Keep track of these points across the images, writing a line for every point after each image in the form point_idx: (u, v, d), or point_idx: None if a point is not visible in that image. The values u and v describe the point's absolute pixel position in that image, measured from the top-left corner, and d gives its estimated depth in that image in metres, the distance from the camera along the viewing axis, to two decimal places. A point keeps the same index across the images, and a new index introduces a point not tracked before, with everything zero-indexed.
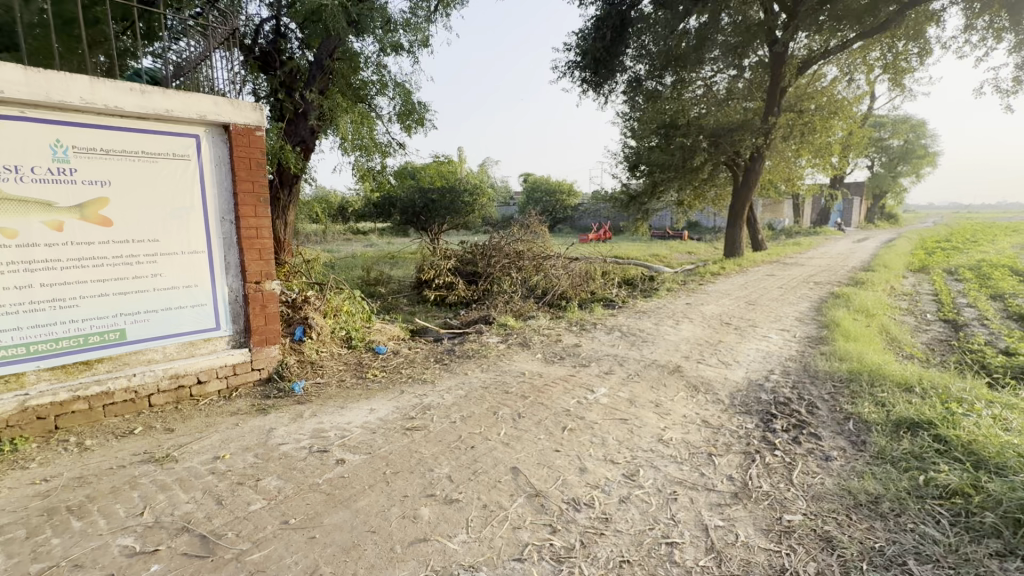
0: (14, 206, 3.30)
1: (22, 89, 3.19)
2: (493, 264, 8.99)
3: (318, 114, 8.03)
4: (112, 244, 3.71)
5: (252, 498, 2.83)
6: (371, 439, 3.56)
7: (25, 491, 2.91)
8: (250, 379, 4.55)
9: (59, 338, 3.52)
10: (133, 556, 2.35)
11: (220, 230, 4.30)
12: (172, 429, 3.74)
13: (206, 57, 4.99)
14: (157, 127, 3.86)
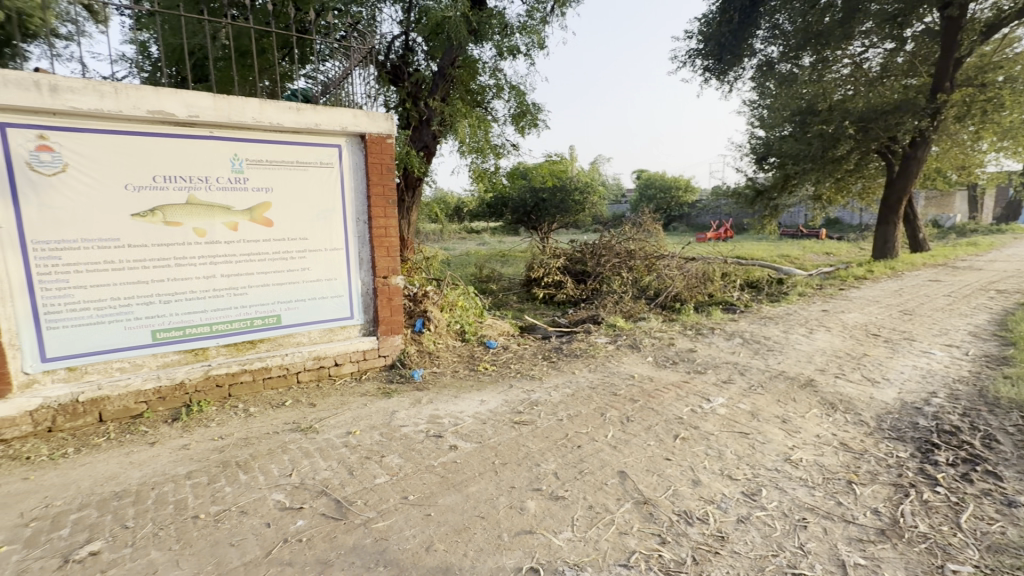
0: (204, 210, 4.00)
1: (212, 113, 3.89)
2: (603, 264, 8.85)
3: (440, 120, 8.59)
4: (273, 242, 4.33)
5: (377, 472, 3.12)
6: (482, 429, 3.73)
7: (208, 445, 3.54)
8: (377, 364, 5.01)
9: (232, 320, 4.21)
10: (284, 510, 2.73)
11: (356, 229, 4.79)
12: (315, 404, 4.27)
13: (347, 75, 5.62)
14: (309, 140, 4.42)
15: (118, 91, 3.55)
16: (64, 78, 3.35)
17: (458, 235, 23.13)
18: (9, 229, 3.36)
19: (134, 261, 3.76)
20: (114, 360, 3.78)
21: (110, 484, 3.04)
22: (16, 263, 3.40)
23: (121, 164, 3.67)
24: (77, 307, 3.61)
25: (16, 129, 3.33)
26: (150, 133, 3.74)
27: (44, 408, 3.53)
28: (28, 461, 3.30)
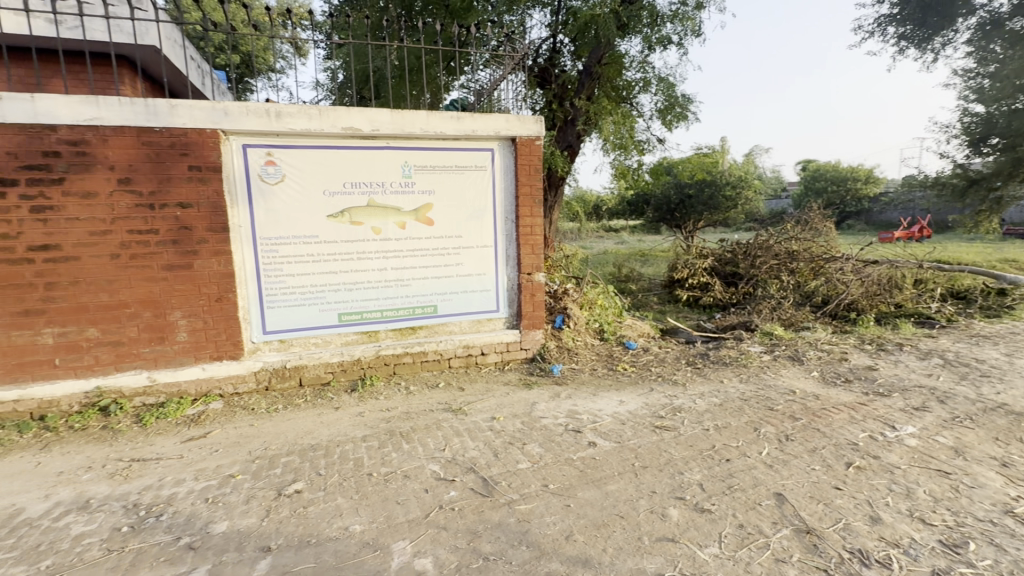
0: (380, 211, 4.61)
1: (389, 126, 4.45)
2: (759, 265, 8.05)
3: (585, 119, 8.61)
4: (433, 239, 4.81)
5: (520, 458, 3.29)
6: (621, 429, 3.69)
7: (378, 415, 4.08)
8: (518, 356, 5.26)
9: (398, 308, 4.78)
10: (439, 480, 3.04)
11: (504, 228, 5.08)
12: (463, 388, 4.66)
13: (500, 82, 5.96)
14: (466, 145, 4.80)
15: (322, 113, 4.27)
16: (286, 105, 4.14)
17: (597, 234, 23.00)
18: (246, 228, 4.26)
19: (328, 254, 4.50)
20: (311, 336, 4.58)
21: (307, 438, 3.69)
22: (249, 255, 4.30)
23: (322, 173, 4.41)
24: (288, 291, 4.44)
25: (252, 148, 4.20)
26: (342, 147, 4.42)
27: (263, 370, 4.42)
28: (253, 411, 4.16)
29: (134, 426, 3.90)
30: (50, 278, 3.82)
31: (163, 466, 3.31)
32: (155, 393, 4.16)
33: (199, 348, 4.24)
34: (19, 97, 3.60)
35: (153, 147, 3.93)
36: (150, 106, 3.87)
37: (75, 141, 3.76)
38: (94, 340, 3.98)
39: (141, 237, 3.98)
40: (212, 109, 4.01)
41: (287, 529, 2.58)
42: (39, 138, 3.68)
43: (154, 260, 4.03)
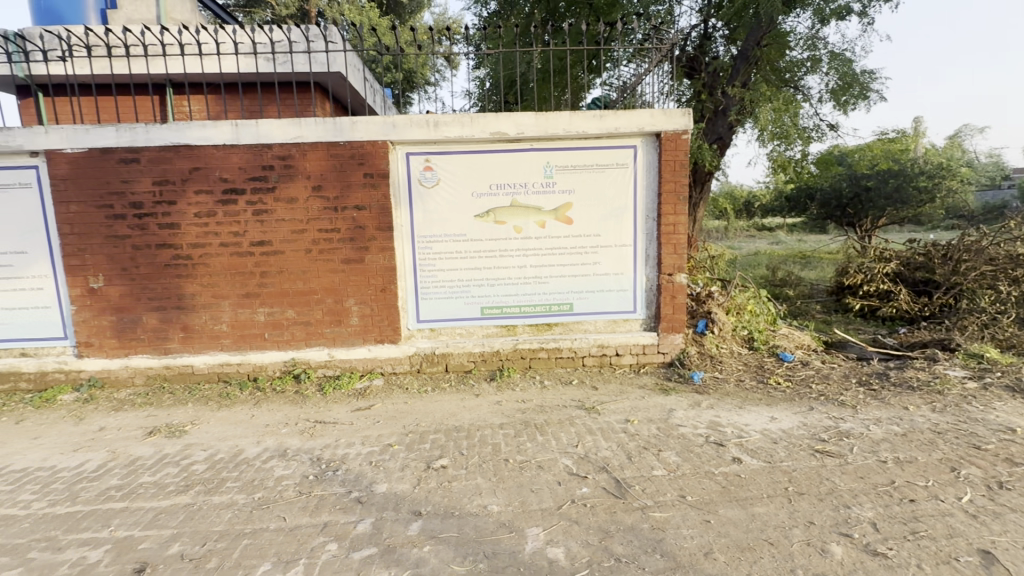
0: (522, 210, 4.81)
1: (533, 128, 4.61)
2: (964, 271, 6.58)
3: (739, 108, 7.89)
4: (571, 238, 4.87)
5: (655, 464, 3.19)
6: (772, 449, 3.35)
7: (514, 405, 4.28)
8: (655, 360, 5.07)
9: (536, 304, 4.95)
10: (571, 475, 3.09)
11: (644, 226, 4.94)
12: (597, 388, 4.64)
13: (645, 76, 5.77)
14: (608, 143, 4.76)
15: (473, 120, 4.59)
16: (443, 115, 4.54)
17: (746, 233, 20.86)
18: (407, 227, 4.79)
19: (474, 252, 4.84)
20: (457, 327, 4.97)
21: (451, 419, 4.02)
22: (409, 251, 4.83)
23: (471, 176, 4.75)
24: (439, 284, 4.88)
25: (414, 156, 4.70)
26: (490, 151, 4.71)
27: (416, 354, 4.93)
28: (407, 390, 4.68)
29: (318, 393, 4.65)
30: (263, 267, 4.75)
31: (338, 429, 3.90)
32: (333, 366, 4.90)
33: (366, 331, 4.89)
34: (248, 123, 4.52)
35: (338, 158, 4.62)
36: (336, 123, 4.55)
37: (283, 156, 4.59)
38: (292, 319, 4.83)
39: (327, 235, 4.72)
40: (383, 123, 4.58)
41: (435, 499, 2.86)
42: (259, 155, 4.58)
43: (335, 254, 4.75)
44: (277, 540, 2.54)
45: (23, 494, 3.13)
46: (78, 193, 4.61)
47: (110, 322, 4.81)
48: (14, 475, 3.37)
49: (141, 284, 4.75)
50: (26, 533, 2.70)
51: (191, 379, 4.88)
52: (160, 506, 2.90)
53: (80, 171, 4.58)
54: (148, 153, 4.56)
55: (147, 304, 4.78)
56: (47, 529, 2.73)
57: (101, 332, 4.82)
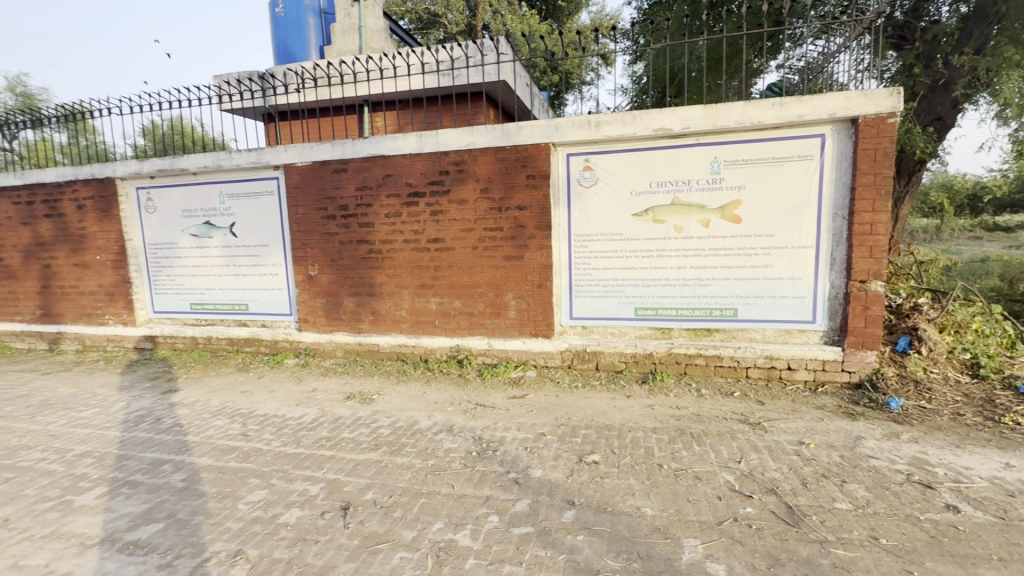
0: (684, 209, 4.60)
1: (700, 123, 4.38)
2: None
3: (969, 80, 6.40)
4: (739, 239, 4.51)
5: (837, 496, 2.81)
6: (1007, 502, 2.70)
7: (667, 411, 4.14)
8: (838, 379, 4.43)
9: (694, 307, 4.70)
10: (734, 491, 2.89)
11: (831, 225, 4.34)
12: (763, 403, 4.23)
13: (837, 54, 5.01)
14: (789, 134, 4.29)
15: (636, 117, 4.53)
16: (605, 115, 4.57)
17: (969, 233, 16.76)
18: (564, 226, 4.93)
19: (630, 251, 4.78)
20: (609, 326, 4.98)
21: (602, 417, 4.05)
22: (565, 249, 4.96)
23: (631, 175, 4.69)
24: (593, 283, 4.93)
25: (574, 156, 4.81)
26: (652, 148, 4.60)
27: (568, 350, 5.05)
28: (558, 384, 4.83)
29: (478, 378, 5.08)
30: (437, 262, 5.33)
31: (496, 413, 4.22)
32: (492, 355, 5.29)
33: (522, 324, 5.16)
34: (430, 134, 5.11)
35: (504, 162, 4.95)
36: (504, 129, 4.88)
37: (457, 162, 5.09)
38: (458, 309, 5.34)
39: (492, 233, 5.10)
40: (546, 126, 4.77)
41: (587, 492, 2.93)
42: (438, 161, 5.14)
43: (498, 251, 5.11)
44: (449, 504, 2.86)
45: (266, 433, 4.03)
46: (303, 198, 5.72)
47: (321, 304, 5.87)
48: (259, 418, 4.35)
49: (344, 273, 5.70)
50: (269, 463, 3.48)
51: (377, 355, 5.71)
52: (358, 458, 3.48)
53: (306, 181, 5.67)
54: (353, 164, 5.44)
55: (347, 290, 5.73)
56: (282, 463, 3.47)
57: (315, 311, 5.91)
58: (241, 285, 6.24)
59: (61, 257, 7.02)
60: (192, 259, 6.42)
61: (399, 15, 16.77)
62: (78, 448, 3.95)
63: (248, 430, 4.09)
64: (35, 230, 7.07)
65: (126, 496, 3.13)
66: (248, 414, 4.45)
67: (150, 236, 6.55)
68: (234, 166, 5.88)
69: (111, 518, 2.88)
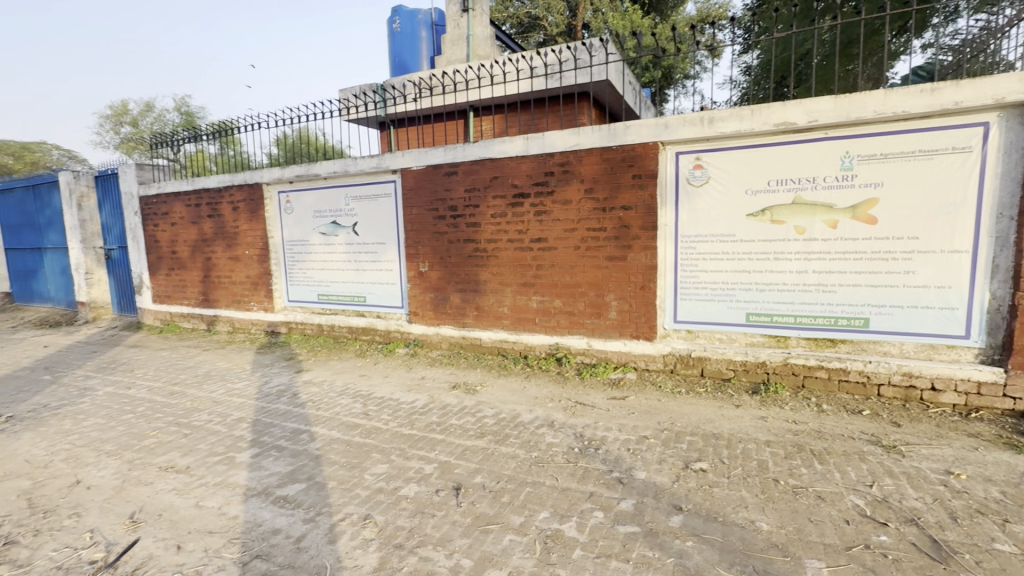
0: (808, 209, 4.27)
1: (830, 115, 4.04)
2: None
3: None
4: (873, 241, 4.08)
5: (998, 536, 2.45)
6: None
7: (782, 424, 3.87)
8: (997, 404, 3.84)
9: (816, 315, 4.34)
10: (865, 516, 2.64)
11: (993, 227, 3.78)
12: (900, 424, 3.79)
13: (1003, 29, 4.33)
14: (941, 123, 3.80)
15: (754, 112, 4.29)
16: (720, 111, 4.38)
17: None
18: (671, 227, 4.79)
19: (742, 254, 4.53)
20: (717, 331, 4.76)
21: (709, 425, 3.90)
22: (671, 250, 4.83)
23: (747, 173, 4.45)
24: (700, 285, 4.74)
25: (684, 155, 4.67)
26: (771, 144, 4.33)
27: (671, 354, 4.92)
28: (660, 388, 4.72)
29: (577, 377, 5.13)
30: (539, 261, 5.45)
31: (596, 413, 4.24)
32: (591, 355, 5.30)
33: (624, 325, 5.11)
34: (537, 136, 5.25)
35: (610, 162, 4.94)
36: (611, 129, 4.87)
37: (563, 163, 5.17)
38: (559, 308, 5.42)
39: (595, 234, 5.12)
40: (656, 125, 4.68)
41: (696, 499, 2.86)
42: (544, 163, 5.27)
43: (601, 252, 5.11)
44: (554, 495, 2.95)
45: (384, 414, 4.42)
46: (417, 200, 6.16)
47: (430, 298, 6.28)
48: (377, 400, 4.79)
49: (451, 271, 6.05)
50: (388, 441, 3.82)
51: (479, 349, 5.99)
52: (466, 444, 3.71)
53: (420, 184, 6.10)
54: (463, 167, 5.75)
55: (454, 286, 6.07)
56: (399, 442, 3.80)
57: (424, 305, 6.34)
58: (361, 279, 6.87)
59: (219, 251, 8.23)
60: (320, 255, 7.20)
61: (501, 22, 17.21)
62: (234, 414, 4.63)
63: (369, 410, 4.53)
64: (200, 228, 8.35)
65: (275, 457, 3.64)
66: (367, 396, 4.92)
67: (287, 235, 7.44)
68: (358, 171, 6.50)
69: (265, 474, 3.37)
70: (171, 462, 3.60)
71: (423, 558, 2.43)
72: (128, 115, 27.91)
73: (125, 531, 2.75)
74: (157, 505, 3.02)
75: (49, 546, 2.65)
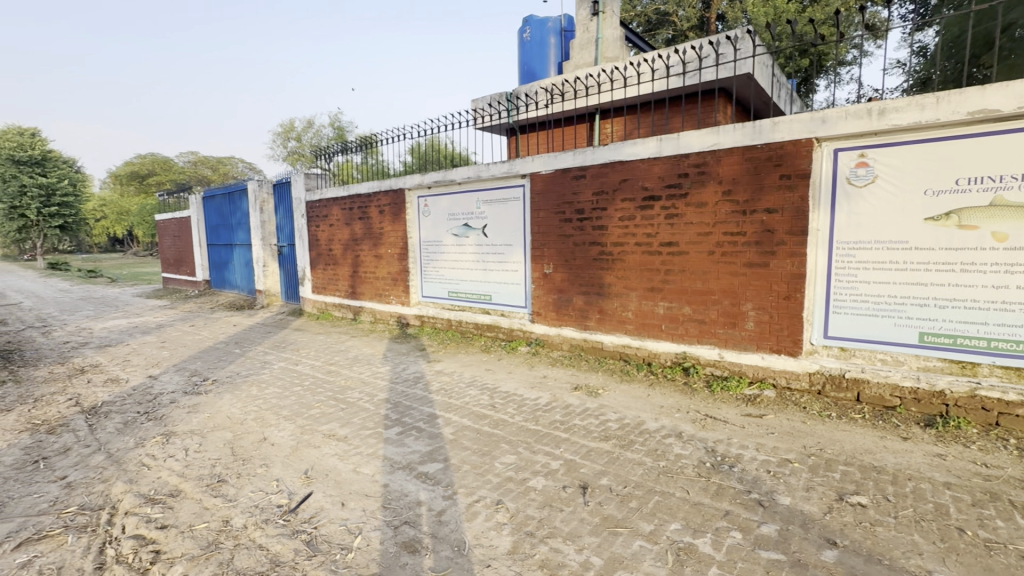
0: (1012, 212, 3.57)
1: None
2: None
3: None
4: None
5: None
6: None
7: (967, 465, 3.29)
8: None
9: (1020, 340, 3.61)
10: None
11: None
12: None
13: None
14: None
15: (940, 100, 3.70)
16: (894, 101, 3.85)
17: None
18: (824, 232, 4.31)
19: (916, 264, 3.92)
20: (879, 351, 4.17)
21: (867, 456, 3.46)
22: (823, 258, 4.34)
23: (928, 170, 3.86)
24: (859, 298, 4.20)
25: (845, 152, 4.18)
26: (961, 136, 3.70)
27: (819, 373, 4.44)
28: (805, 410, 4.28)
29: (706, 389, 4.86)
30: (668, 266, 5.27)
31: (730, 428, 3.99)
32: (722, 367, 5.00)
33: (762, 338, 4.73)
34: (671, 136, 5.09)
35: (754, 161, 4.61)
36: (757, 126, 4.54)
37: (698, 164, 4.95)
38: (688, 316, 5.19)
39: (733, 238, 4.81)
40: (810, 119, 4.26)
41: (854, 535, 2.56)
42: (678, 164, 5.09)
43: (739, 258, 4.78)
44: (685, 508, 2.85)
45: (509, 407, 4.63)
46: (545, 203, 6.33)
47: (553, 299, 6.40)
48: (503, 394, 5.02)
49: (575, 273, 6.12)
50: (515, 434, 4.00)
51: (600, 353, 5.96)
52: (591, 445, 3.73)
53: (548, 187, 6.26)
54: (592, 170, 5.78)
55: (578, 288, 6.12)
56: (525, 435, 3.95)
57: (547, 306, 6.48)
58: (488, 278, 7.24)
59: (366, 250, 9.25)
60: (452, 254, 7.72)
61: (629, 21, 16.86)
62: (379, 394, 5.20)
63: (495, 402, 4.77)
64: (352, 229, 9.47)
65: (415, 436, 4.01)
66: (493, 389, 5.19)
67: (423, 236, 8.12)
68: (490, 176, 6.87)
69: (407, 450, 3.73)
70: (332, 431, 4.16)
71: (554, 549, 2.51)
72: (295, 132, 32.57)
73: (302, 484, 3.25)
74: (324, 466, 3.52)
75: (249, 487, 3.24)
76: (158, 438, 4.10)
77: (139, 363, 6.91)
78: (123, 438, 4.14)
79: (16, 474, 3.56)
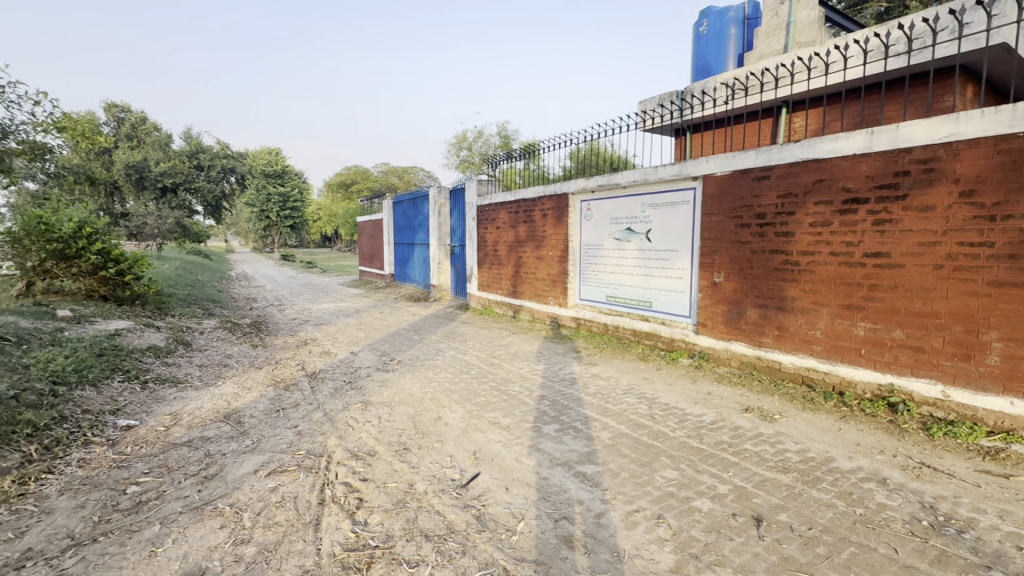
0: None
1: None
2: None
3: None
4: None
5: None
6: None
7: None
8: None
9: None
10: None
11: None
12: None
13: None
14: None
15: None
16: None
17: None
18: None
19: None
20: None
21: None
22: None
23: None
24: None
25: None
26: None
27: None
28: None
29: (920, 432, 4.00)
30: (874, 280, 4.49)
31: (956, 484, 3.23)
32: (946, 408, 4.07)
33: (1012, 377, 3.72)
34: (887, 128, 4.31)
35: (1010, 155, 3.66)
36: (1018, 110, 3.60)
37: (925, 160, 4.11)
38: (898, 341, 4.35)
39: (972, 250, 3.88)
40: None
41: None
42: (894, 161, 4.30)
43: (980, 275, 3.84)
44: (892, 568, 2.40)
45: (670, 421, 4.43)
46: (718, 207, 5.90)
47: (723, 310, 5.92)
48: (662, 405, 4.83)
49: (751, 283, 5.57)
50: (676, 449, 3.81)
51: (777, 374, 5.34)
52: (766, 475, 3.37)
53: (723, 190, 5.82)
54: (778, 170, 5.21)
55: (753, 300, 5.57)
56: (688, 452, 3.74)
57: (714, 317, 6.03)
58: (649, 284, 7.00)
59: (528, 251, 9.72)
60: (612, 259, 7.65)
61: None
62: (538, 390, 5.43)
63: (655, 413, 4.61)
64: (517, 232, 10.05)
65: (574, 436, 4.10)
66: (652, 399, 5.02)
67: (584, 239, 8.21)
68: (658, 178, 6.64)
69: (566, 448, 3.83)
70: (497, 419, 4.48)
71: None
72: (467, 142, 35.74)
73: (471, 463, 3.57)
74: (489, 450, 3.81)
75: (428, 458, 3.67)
76: (359, 405, 4.89)
77: (344, 341, 8.31)
78: (334, 401, 5.04)
79: (265, 418, 4.59)
